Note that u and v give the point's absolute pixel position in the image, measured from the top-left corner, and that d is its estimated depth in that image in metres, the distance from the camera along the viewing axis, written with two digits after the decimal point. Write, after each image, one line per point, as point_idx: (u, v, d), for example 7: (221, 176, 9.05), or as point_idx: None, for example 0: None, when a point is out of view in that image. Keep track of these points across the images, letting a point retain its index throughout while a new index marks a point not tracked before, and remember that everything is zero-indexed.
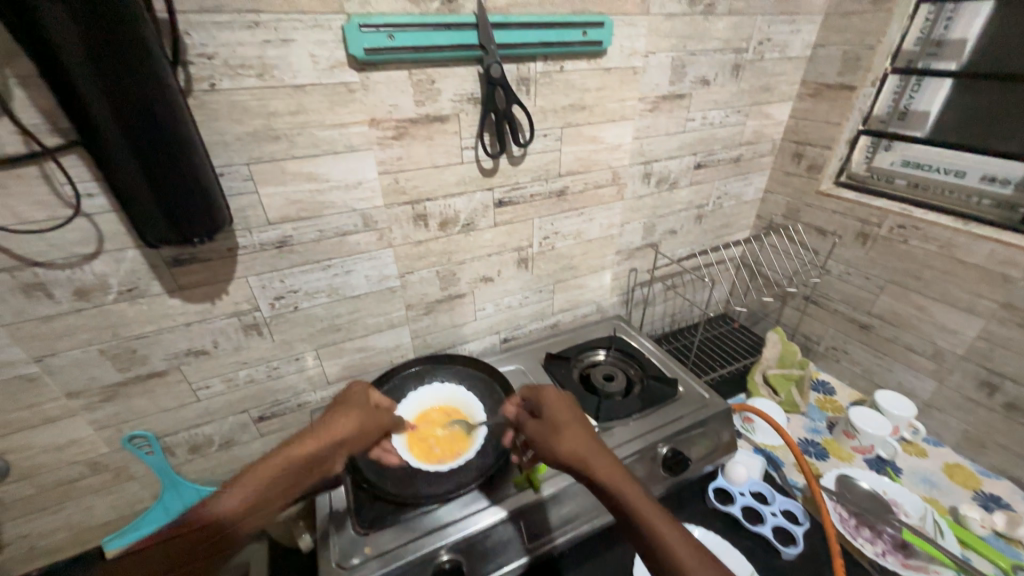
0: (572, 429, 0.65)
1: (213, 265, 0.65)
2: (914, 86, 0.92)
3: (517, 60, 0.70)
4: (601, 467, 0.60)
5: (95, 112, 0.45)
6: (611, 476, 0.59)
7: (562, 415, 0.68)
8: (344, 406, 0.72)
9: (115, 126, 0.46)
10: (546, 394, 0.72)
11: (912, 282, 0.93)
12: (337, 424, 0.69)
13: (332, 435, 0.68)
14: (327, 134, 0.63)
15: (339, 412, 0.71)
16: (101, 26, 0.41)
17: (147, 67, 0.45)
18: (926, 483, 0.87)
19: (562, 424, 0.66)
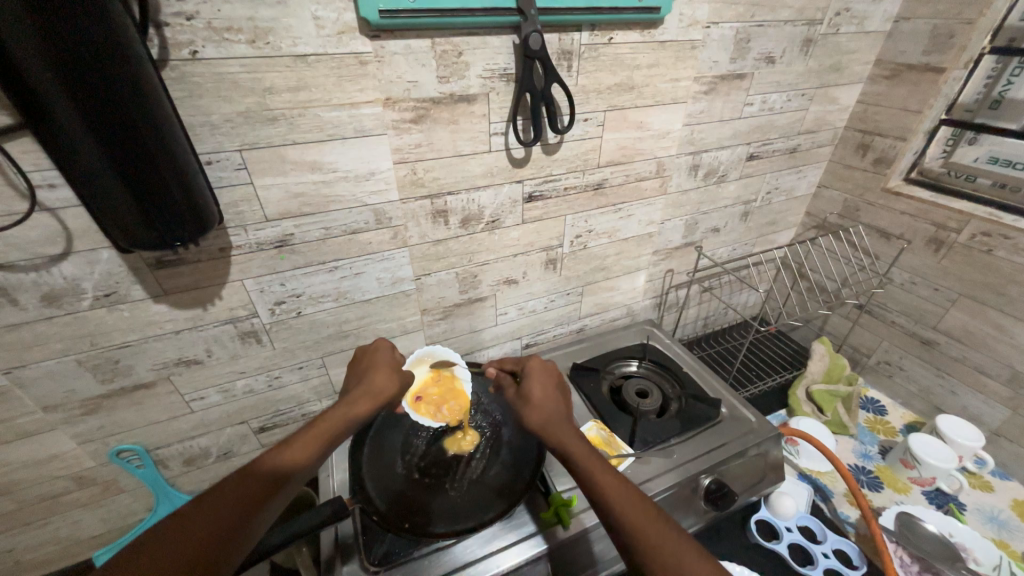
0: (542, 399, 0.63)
1: (203, 267, 0.56)
2: (1014, 70, 0.78)
3: (559, 29, 0.58)
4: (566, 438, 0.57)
5: (44, 93, 0.35)
6: (578, 448, 0.55)
7: (538, 385, 0.65)
8: (373, 362, 0.61)
9: (72, 111, 0.36)
10: (529, 364, 0.68)
11: (992, 298, 0.82)
12: (382, 382, 0.58)
13: (378, 395, 0.57)
14: (333, 116, 0.53)
15: (371, 369, 0.60)
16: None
17: (111, 33, 0.35)
18: (994, 523, 0.78)
19: (533, 397, 0.63)
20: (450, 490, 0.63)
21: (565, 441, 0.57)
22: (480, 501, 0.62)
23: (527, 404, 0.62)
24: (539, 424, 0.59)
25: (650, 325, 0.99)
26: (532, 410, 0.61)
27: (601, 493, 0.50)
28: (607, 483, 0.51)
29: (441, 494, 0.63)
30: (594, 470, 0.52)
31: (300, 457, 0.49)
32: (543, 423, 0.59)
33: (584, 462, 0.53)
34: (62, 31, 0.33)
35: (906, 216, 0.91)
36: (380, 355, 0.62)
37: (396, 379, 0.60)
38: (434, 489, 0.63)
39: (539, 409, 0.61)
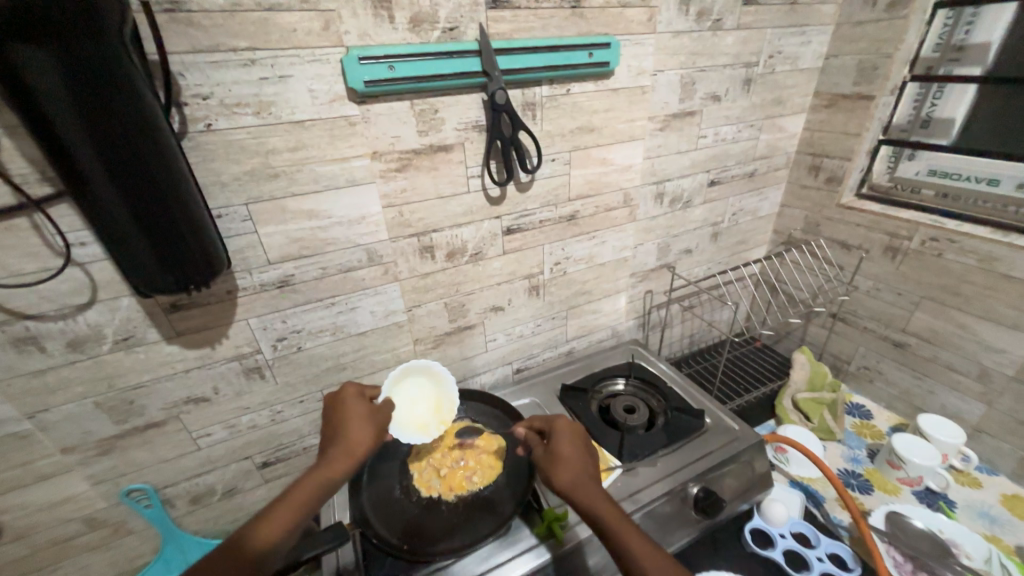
0: (571, 458, 0.63)
1: (212, 309, 0.62)
2: (934, 94, 0.88)
3: (522, 85, 0.68)
4: (594, 497, 0.58)
5: (79, 157, 0.42)
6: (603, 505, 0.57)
7: (566, 448, 0.64)
8: (342, 413, 0.62)
9: (100, 170, 0.43)
10: (559, 421, 0.68)
11: (950, 299, 0.87)
12: (349, 433, 0.60)
13: (351, 450, 0.59)
14: (327, 169, 0.60)
15: (342, 421, 0.62)
16: (88, 65, 0.38)
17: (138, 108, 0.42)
18: (985, 519, 0.80)
19: (564, 454, 0.63)
20: (449, 511, 0.66)
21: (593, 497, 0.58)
22: (479, 522, 0.65)
23: (555, 461, 0.63)
24: (574, 486, 0.59)
25: (635, 344, 1.04)
26: (561, 467, 0.62)
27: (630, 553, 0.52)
28: (636, 543, 0.53)
29: (441, 515, 0.66)
30: (623, 529, 0.54)
31: (280, 530, 0.52)
32: (577, 485, 0.59)
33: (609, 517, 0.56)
34: (96, 106, 0.40)
35: (862, 228, 0.98)
36: (349, 402, 0.63)
37: (365, 426, 0.62)
38: (433, 509, 0.67)
39: (569, 467, 0.62)
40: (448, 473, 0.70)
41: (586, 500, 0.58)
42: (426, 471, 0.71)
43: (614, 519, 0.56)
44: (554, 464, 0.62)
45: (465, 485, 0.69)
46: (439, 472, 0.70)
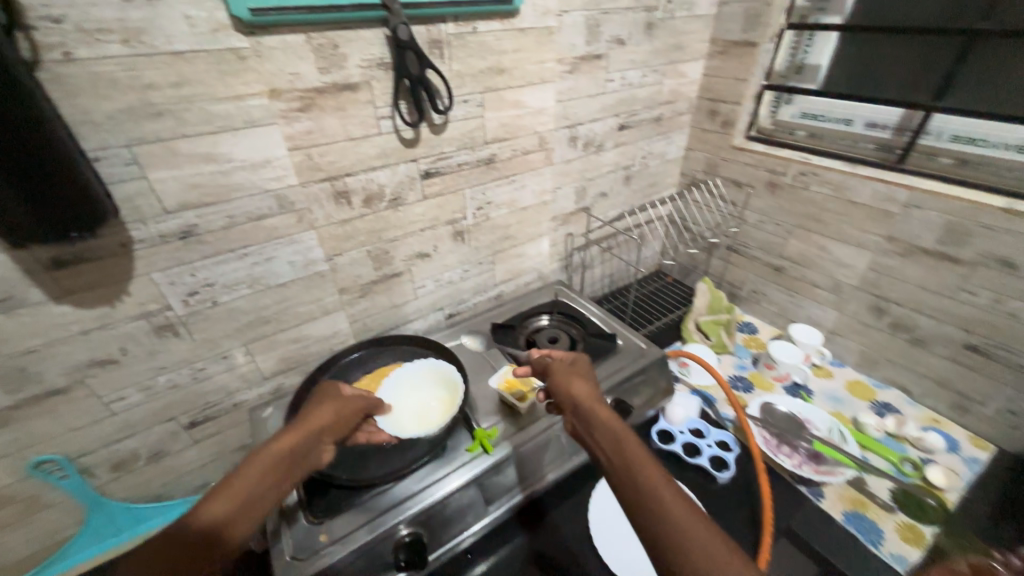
0: (585, 382, 0.65)
1: (105, 264, 0.58)
2: (806, 41, 0.98)
3: (425, 21, 0.67)
4: (601, 410, 0.59)
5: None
6: (608, 416, 0.58)
7: (586, 376, 0.67)
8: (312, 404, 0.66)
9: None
10: (579, 358, 0.72)
11: (814, 225, 1.03)
12: (314, 415, 0.63)
13: (312, 428, 0.61)
14: (220, 108, 0.57)
15: (310, 409, 0.64)
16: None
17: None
18: (834, 400, 0.99)
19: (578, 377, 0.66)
20: (385, 441, 0.70)
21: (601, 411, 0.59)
22: (415, 447, 0.69)
23: (571, 380, 0.65)
24: (589, 399, 0.61)
25: (559, 284, 1.11)
26: (577, 384, 0.64)
27: (627, 454, 0.52)
28: (632, 445, 0.53)
29: (378, 446, 0.70)
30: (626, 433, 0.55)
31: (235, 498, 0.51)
32: (593, 400, 0.61)
33: (614, 425, 0.56)
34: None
35: (750, 167, 1.10)
36: (322, 396, 0.68)
37: (331, 410, 0.65)
38: (370, 441, 0.70)
39: (582, 386, 0.64)
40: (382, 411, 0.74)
41: (600, 413, 0.59)
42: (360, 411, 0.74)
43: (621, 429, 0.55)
44: (574, 381, 0.65)
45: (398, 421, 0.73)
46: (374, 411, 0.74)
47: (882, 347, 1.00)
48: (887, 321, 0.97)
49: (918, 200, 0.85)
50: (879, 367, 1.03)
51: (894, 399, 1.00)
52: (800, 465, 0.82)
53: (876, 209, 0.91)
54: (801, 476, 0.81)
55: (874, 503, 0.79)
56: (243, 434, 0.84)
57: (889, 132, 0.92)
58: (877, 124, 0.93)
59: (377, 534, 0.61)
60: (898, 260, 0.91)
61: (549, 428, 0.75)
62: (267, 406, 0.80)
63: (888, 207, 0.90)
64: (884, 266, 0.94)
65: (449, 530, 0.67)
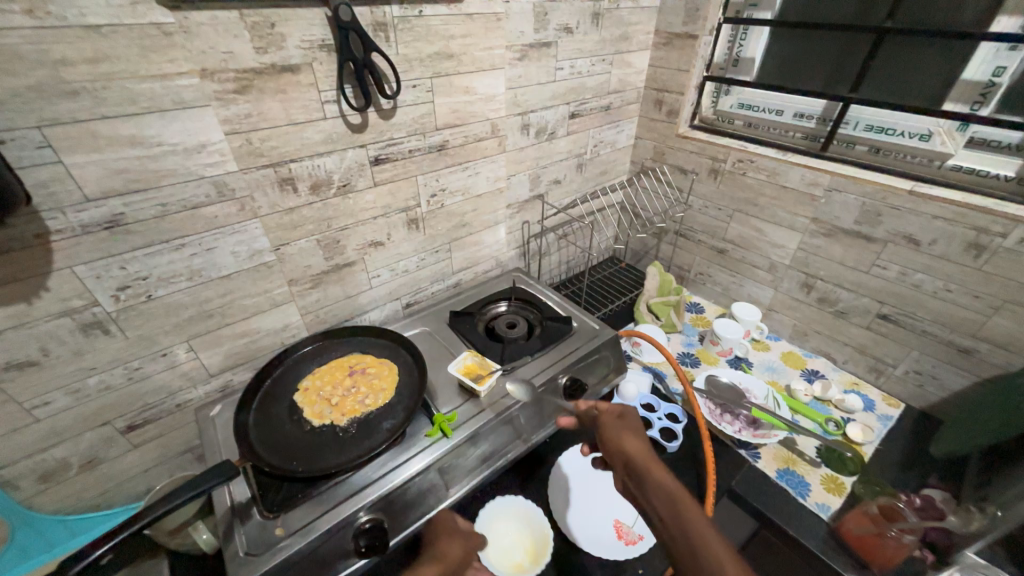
0: (636, 440, 0.61)
1: (17, 257, 0.53)
2: (741, 35, 1.05)
3: (368, 2, 0.65)
4: (660, 476, 0.55)
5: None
6: (667, 483, 0.54)
7: (638, 429, 0.64)
8: (440, 538, 0.65)
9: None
10: (627, 408, 0.67)
11: (751, 209, 1.10)
12: (449, 548, 0.63)
13: (446, 562, 0.61)
14: (145, 88, 0.53)
15: (438, 543, 0.64)
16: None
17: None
18: (770, 370, 1.08)
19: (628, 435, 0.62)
20: (342, 433, 0.70)
21: (660, 478, 0.55)
22: (373, 435, 0.69)
23: (622, 439, 0.61)
24: (644, 459, 0.58)
25: (517, 271, 1.13)
26: (629, 444, 0.60)
27: (692, 531, 0.49)
28: (694, 522, 0.49)
29: (335, 437, 0.69)
30: (688, 507, 0.51)
31: None
32: (648, 460, 0.58)
33: (674, 495, 0.52)
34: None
35: (694, 154, 1.16)
36: (447, 528, 0.67)
37: (461, 542, 0.64)
38: (327, 434, 0.69)
39: (633, 446, 0.60)
40: (336, 405, 0.73)
41: (657, 476, 0.55)
42: (313, 407, 0.73)
43: (681, 499, 0.52)
44: (627, 437, 0.62)
45: (353, 412, 0.72)
46: (329, 407, 0.73)
47: (810, 320, 1.09)
48: (814, 296, 1.06)
49: (838, 184, 0.93)
50: (809, 338, 1.12)
51: (821, 366, 1.10)
52: (739, 430, 0.89)
53: (803, 193, 0.99)
54: (741, 440, 0.88)
55: (802, 460, 0.87)
56: (189, 435, 0.80)
57: (814, 122, 1.00)
58: (803, 115, 1.00)
59: (335, 523, 0.61)
60: (823, 239, 1.00)
61: (507, 410, 0.77)
62: (214, 404, 0.77)
63: (813, 191, 0.97)
64: (810, 246, 1.03)
65: (411, 515, 0.68)
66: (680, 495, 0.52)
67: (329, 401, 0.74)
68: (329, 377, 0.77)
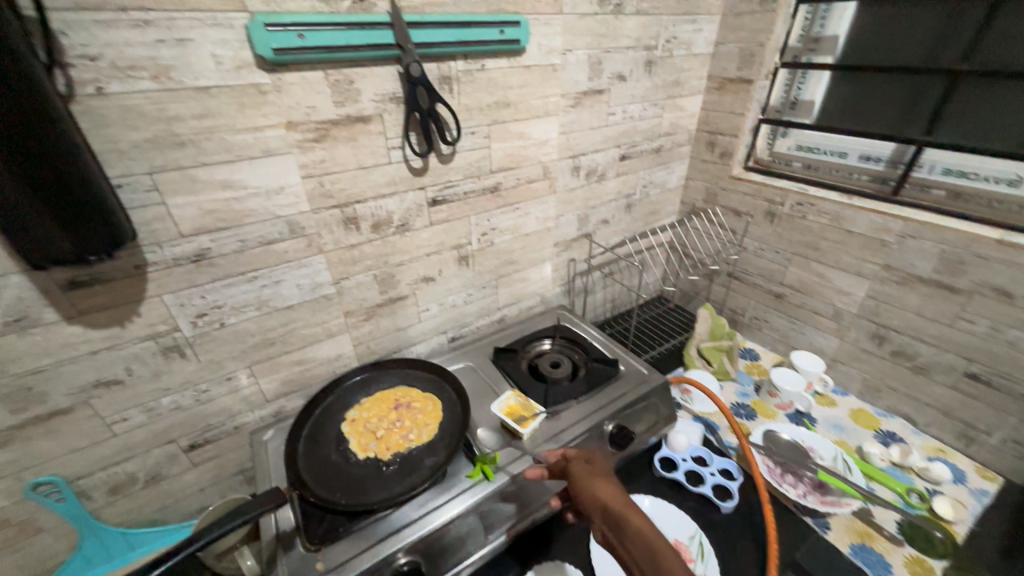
0: (608, 488, 0.62)
1: (118, 285, 0.59)
2: (800, 78, 1.03)
3: (436, 59, 0.70)
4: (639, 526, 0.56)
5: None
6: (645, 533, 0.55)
7: (609, 477, 0.65)
8: None
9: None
10: (596, 455, 0.69)
11: (812, 253, 1.05)
12: None
13: None
14: (239, 139, 0.60)
15: None
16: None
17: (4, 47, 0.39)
18: (837, 429, 0.98)
19: (602, 484, 0.63)
20: (385, 468, 0.70)
21: (639, 528, 0.56)
22: (415, 473, 0.69)
23: (596, 488, 0.62)
24: (620, 507, 0.59)
25: (562, 309, 1.12)
26: (604, 492, 0.61)
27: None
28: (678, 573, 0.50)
29: (378, 473, 0.69)
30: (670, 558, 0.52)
31: None
32: (624, 508, 0.59)
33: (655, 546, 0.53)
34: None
35: (748, 196, 1.13)
36: None
37: None
38: (370, 468, 0.70)
39: (609, 493, 0.61)
40: (381, 439, 0.74)
41: (636, 525, 0.56)
42: (358, 439, 0.74)
43: (661, 550, 0.53)
44: (599, 485, 0.63)
45: (397, 447, 0.73)
46: (373, 440, 0.74)
47: (883, 375, 1.00)
48: (887, 348, 0.97)
49: (913, 231, 0.87)
50: (883, 396, 1.02)
51: (898, 428, 0.99)
52: (804, 495, 0.80)
53: (873, 238, 0.93)
54: (806, 506, 0.80)
55: (880, 535, 0.78)
56: (242, 457, 0.83)
57: (883, 164, 0.95)
58: (870, 156, 0.96)
59: (374, 563, 0.60)
60: (897, 288, 0.92)
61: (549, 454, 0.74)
62: (267, 428, 0.80)
63: (884, 237, 0.91)
64: (882, 294, 0.95)
65: (448, 560, 0.66)
66: (659, 542, 0.53)
67: (375, 434, 0.74)
68: (374, 410, 0.79)
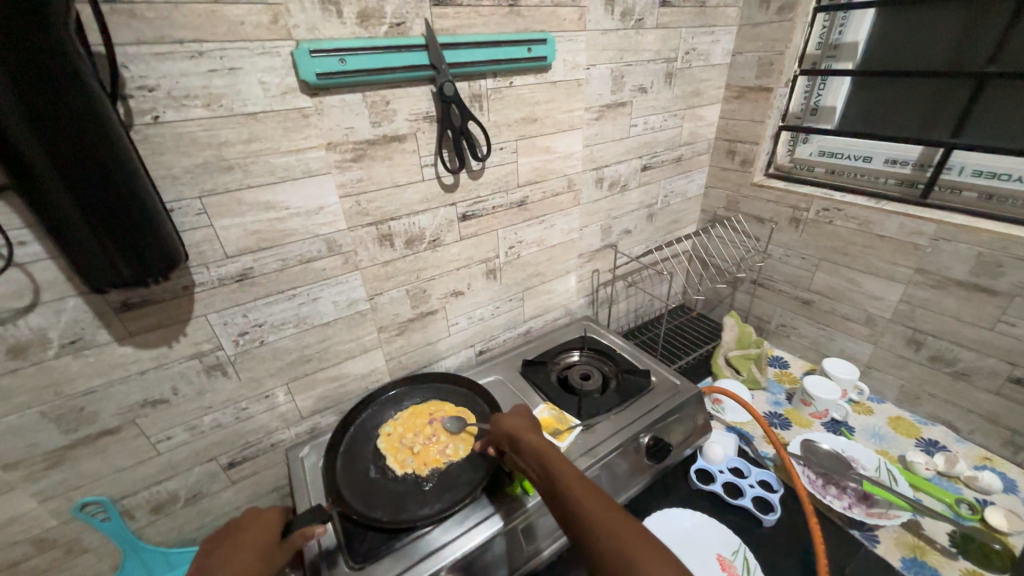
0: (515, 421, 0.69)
1: (167, 306, 0.61)
2: (820, 85, 1.04)
3: (468, 78, 0.72)
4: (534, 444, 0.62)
5: (19, 144, 0.40)
6: (539, 447, 0.61)
7: (521, 414, 0.71)
8: None
9: (42, 155, 0.41)
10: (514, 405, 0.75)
11: (840, 258, 1.04)
12: None
13: None
14: (283, 161, 0.61)
15: None
16: (12, 33, 0.36)
17: (74, 77, 0.41)
18: (877, 437, 0.96)
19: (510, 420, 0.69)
20: (424, 485, 0.69)
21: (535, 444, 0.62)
22: (456, 489, 0.69)
23: (502, 424, 0.69)
24: (517, 431, 0.66)
25: (587, 320, 1.12)
26: (507, 424, 0.68)
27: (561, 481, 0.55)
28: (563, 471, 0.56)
29: (418, 490, 0.69)
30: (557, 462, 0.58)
31: None
32: (522, 431, 0.66)
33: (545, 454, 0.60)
34: (30, 81, 0.38)
35: (771, 203, 1.13)
36: None
37: None
38: (410, 486, 0.69)
39: (513, 425, 0.68)
40: (417, 454, 0.73)
41: (532, 442, 0.63)
42: (394, 455, 0.73)
43: (550, 456, 0.59)
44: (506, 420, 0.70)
45: (434, 464, 0.72)
46: (409, 456, 0.73)
47: (921, 381, 0.98)
48: (925, 354, 0.96)
49: (946, 233, 0.86)
50: (922, 402, 1.00)
51: (940, 435, 0.96)
52: (851, 507, 0.79)
53: (904, 242, 0.92)
54: (852, 518, 0.78)
55: (932, 548, 0.75)
56: (278, 475, 0.83)
57: (910, 168, 0.94)
58: (896, 160, 0.96)
59: None
60: (932, 291, 0.91)
61: (588, 469, 0.74)
62: (303, 445, 0.80)
63: (916, 240, 0.90)
64: (917, 298, 0.93)
65: None
66: (545, 450, 0.61)
67: (411, 449, 0.74)
68: (408, 423, 0.78)
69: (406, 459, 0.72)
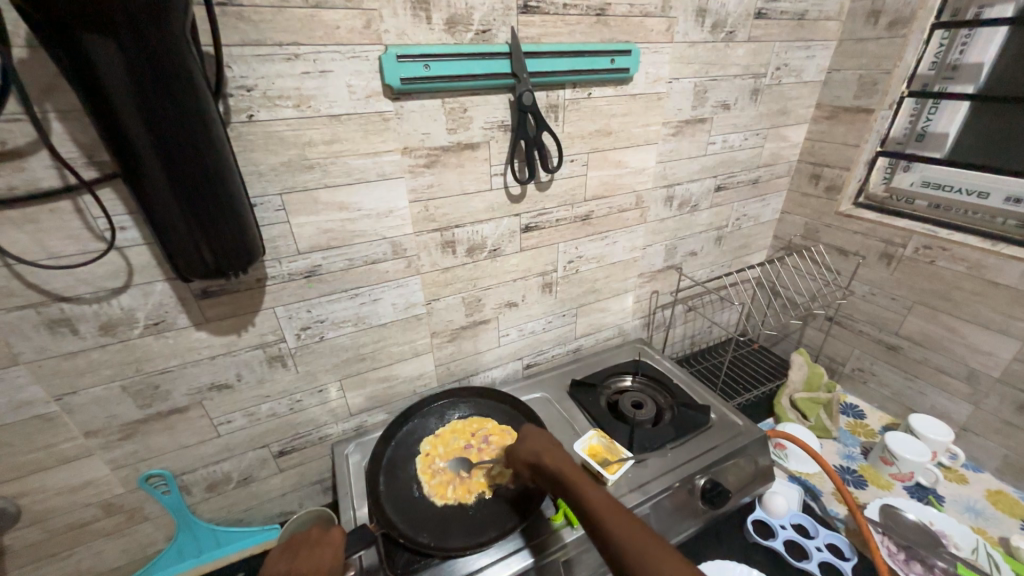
0: (534, 441, 0.67)
1: (239, 297, 0.63)
2: (929, 109, 0.93)
3: (547, 88, 0.70)
4: (557, 466, 0.62)
5: (133, 136, 0.42)
6: (564, 470, 0.61)
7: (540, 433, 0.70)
8: None
9: (150, 151, 0.44)
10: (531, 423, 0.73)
11: (941, 303, 0.92)
12: None
13: None
14: (360, 163, 0.62)
15: None
16: (136, 31, 0.38)
17: (185, 78, 0.42)
18: (971, 512, 0.85)
19: (528, 440, 0.68)
20: (468, 507, 0.67)
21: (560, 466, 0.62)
22: (500, 511, 0.66)
23: (520, 445, 0.67)
24: (537, 453, 0.65)
25: (641, 344, 1.07)
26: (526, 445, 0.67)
27: (588, 507, 0.55)
28: (594, 498, 0.56)
29: (461, 511, 0.66)
30: (584, 487, 0.57)
31: None
32: (541, 452, 0.65)
33: (570, 477, 0.59)
34: (145, 76, 0.40)
35: (859, 235, 1.03)
36: None
37: None
38: (452, 505, 0.67)
39: (533, 444, 0.67)
40: (459, 484, 0.70)
41: (554, 466, 0.62)
42: (434, 485, 0.70)
43: (573, 479, 0.59)
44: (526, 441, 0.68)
45: (478, 492, 0.69)
46: (451, 486, 0.70)
47: None
48: None
49: None
50: None
51: None
52: None
53: None
54: None
55: None
56: (322, 467, 0.85)
57: None
58: (1019, 199, 0.83)
59: None
60: None
61: (639, 506, 0.69)
62: (349, 442, 0.81)
63: None
64: None
65: None
66: (567, 473, 0.60)
67: (452, 480, 0.70)
68: (445, 450, 0.75)
69: (450, 492, 0.69)
